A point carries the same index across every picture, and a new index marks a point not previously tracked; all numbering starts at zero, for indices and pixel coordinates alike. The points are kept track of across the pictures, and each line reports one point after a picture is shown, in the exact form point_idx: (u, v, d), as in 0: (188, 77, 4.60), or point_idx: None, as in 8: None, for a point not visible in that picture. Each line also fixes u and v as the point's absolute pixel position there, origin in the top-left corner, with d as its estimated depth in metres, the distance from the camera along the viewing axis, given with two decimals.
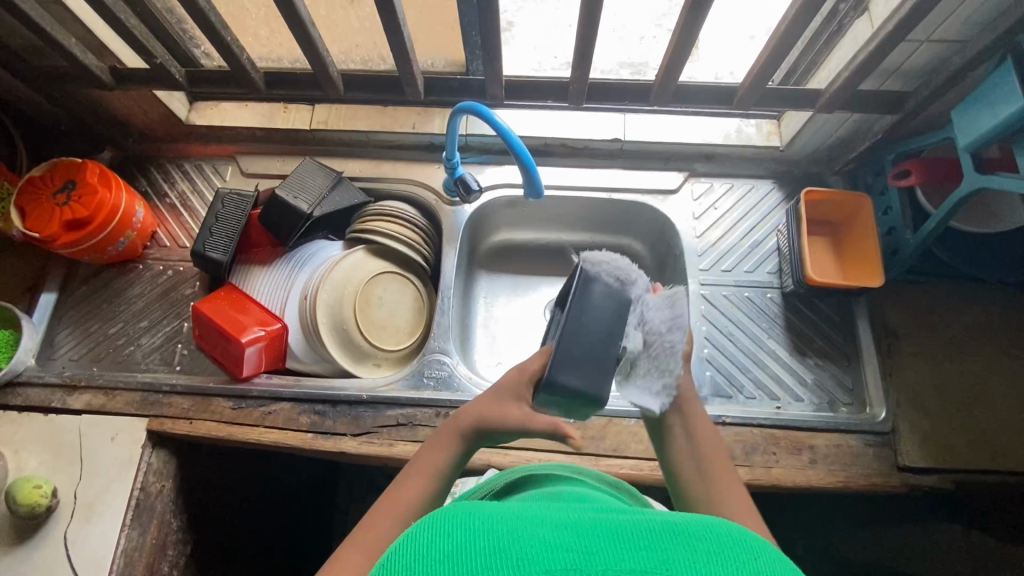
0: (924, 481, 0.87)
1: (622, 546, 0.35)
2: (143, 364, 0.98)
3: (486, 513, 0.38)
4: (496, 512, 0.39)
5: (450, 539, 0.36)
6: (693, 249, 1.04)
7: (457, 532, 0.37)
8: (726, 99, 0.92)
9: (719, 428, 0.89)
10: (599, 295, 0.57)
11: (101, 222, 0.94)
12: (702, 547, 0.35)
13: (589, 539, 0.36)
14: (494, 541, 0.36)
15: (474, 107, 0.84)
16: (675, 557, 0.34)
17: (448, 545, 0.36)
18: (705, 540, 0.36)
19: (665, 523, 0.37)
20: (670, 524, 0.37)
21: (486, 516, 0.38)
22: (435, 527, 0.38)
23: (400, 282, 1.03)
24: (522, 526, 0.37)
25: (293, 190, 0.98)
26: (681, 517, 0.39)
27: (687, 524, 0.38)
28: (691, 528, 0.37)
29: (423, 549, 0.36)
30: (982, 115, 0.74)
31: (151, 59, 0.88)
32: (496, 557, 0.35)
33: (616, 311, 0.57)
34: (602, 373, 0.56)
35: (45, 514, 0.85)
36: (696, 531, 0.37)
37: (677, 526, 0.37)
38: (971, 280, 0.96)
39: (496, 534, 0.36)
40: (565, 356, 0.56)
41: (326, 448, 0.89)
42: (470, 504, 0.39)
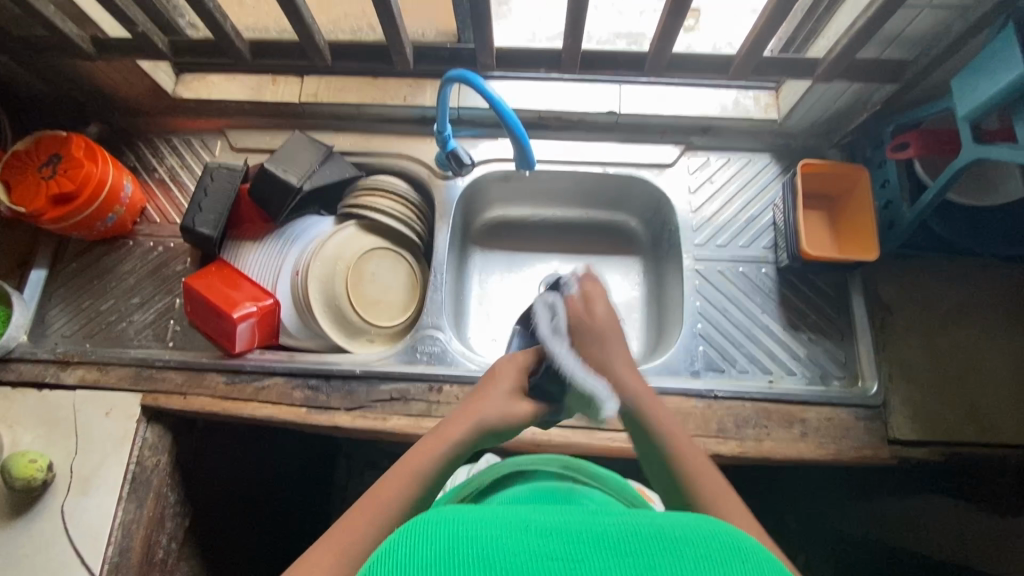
0: (914, 453, 0.87)
1: (613, 553, 0.34)
2: (136, 339, 0.98)
3: (472, 519, 0.37)
4: (477, 518, 0.37)
5: (431, 544, 0.34)
6: (688, 224, 1.03)
7: (441, 537, 0.35)
8: (723, 69, 0.89)
9: (711, 402, 0.90)
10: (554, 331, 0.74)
11: (88, 196, 0.93)
12: (693, 552, 0.34)
13: (579, 546, 0.35)
14: (479, 548, 0.34)
15: (464, 77, 0.82)
16: (670, 565, 0.33)
17: (429, 549, 0.34)
18: (701, 544, 0.35)
19: (657, 529, 0.36)
20: (662, 531, 0.36)
21: (468, 522, 0.36)
22: (418, 532, 0.36)
23: (393, 258, 1.03)
24: (506, 533, 0.36)
25: (283, 164, 0.97)
26: (672, 521, 0.38)
27: (681, 530, 0.36)
28: (684, 533, 0.36)
29: (404, 556, 0.34)
30: (983, 83, 0.72)
31: (132, 28, 0.85)
32: (480, 566, 0.33)
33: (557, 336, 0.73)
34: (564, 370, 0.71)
35: (41, 487, 0.86)
36: (691, 535, 0.36)
37: (669, 531, 0.36)
38: (967, 254, 0.96)
39: (483, 541, 0.35)
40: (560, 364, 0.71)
41: (320, 422, 0.90)
42: (457, 511, 0.38)
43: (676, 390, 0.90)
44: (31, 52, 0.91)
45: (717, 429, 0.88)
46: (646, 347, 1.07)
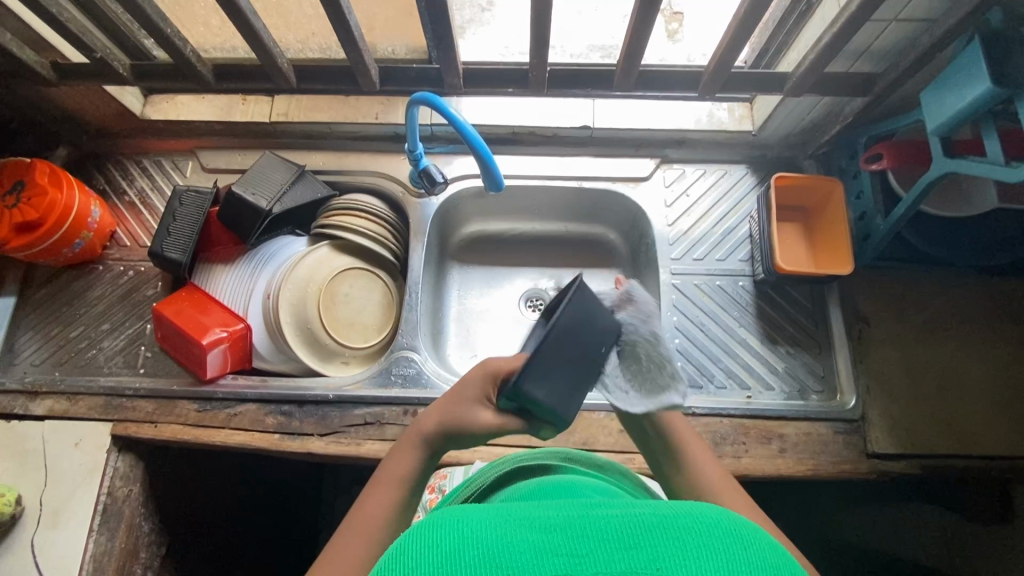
0: (892, 467, 0.86)
1: (610, 546, 0.32)
2: (106, 367, 0.96)
3: (460, 518, 0.35)
4: (469, 514, 0.35)
5: (419, 549, 0.33)
6: (664, 239, 1.03)
7: (428, 541, 0.33)
8: (693, 84, 0.89)
9: (689, 419, 0.89)
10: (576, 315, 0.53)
11: (52, 224, 0.91)
12: (699, 543, 0.32)
13: (574, 538, 0.33)
14: (469, 548, 0.32)
15: (428, 99, 0.82)
16: (666, 555, 0.31)
17: (416, 554, 0.32)
18: (697, 532, 0.33)
19: (655, 516, 0.34)
20: (661, 517, 0.34)
21: (457, 521, 0.35)
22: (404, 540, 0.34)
23: (366, 278, 1.02)
24: (497, 528, 0.34)
25: (252, 186, 0.95)
26: (670, 506, 0.36)
27: (681, 516, 0.34)
28: (682, 519, 0.34)
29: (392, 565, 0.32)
30: (951, 98, 0.72)
31: (91, 54, 0.84)
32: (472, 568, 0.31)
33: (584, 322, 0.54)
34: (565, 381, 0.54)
35: (9, 522, 0.84)
36: (687, 522, 0.33)
37: (666, 517, 0.34)
38: (944, 263, 0.95)
39: (471, 542, 0.33)
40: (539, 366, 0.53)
41: (293, 448, 0.88)
42: (443, 511, 0.35)
43: None
44: None
45: None
46: None
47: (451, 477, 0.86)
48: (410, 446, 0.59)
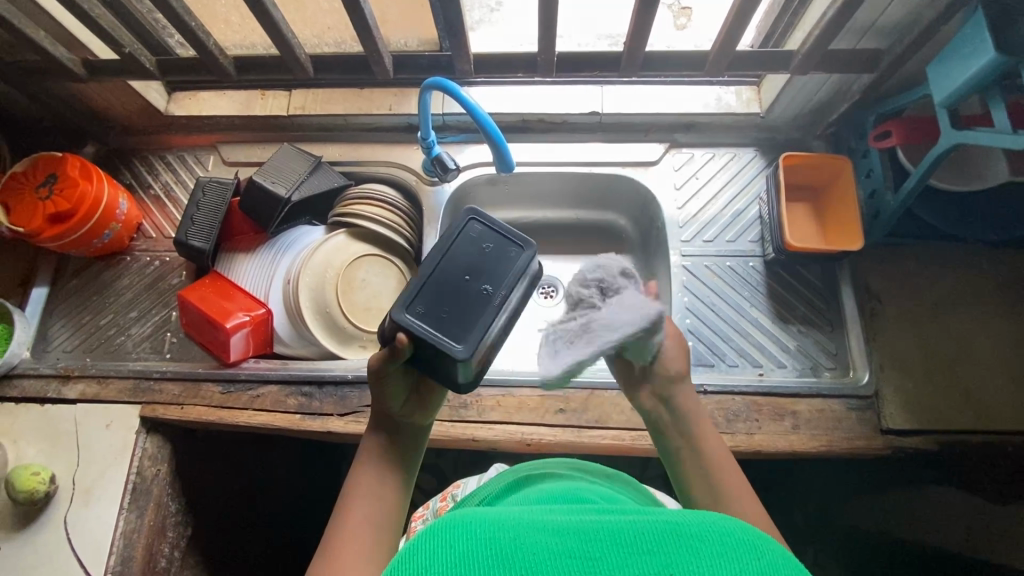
0: (908, 443, 0.86)
1: (624, 552, 0.38)
2: (134, 352, 1.00)
3: (485, 523, 0.41)
4: (493, 521, 0.41)
5: (450, 549, 0.39)
6: (674, 221, 1.04)
7: (459, 542, 0.39)
8: (699, 65, 0.90)
9: (701, 397, 0.89)
10: (457, 278, 0.60)
11: (83, 215, 0.95)
12: (708, 550, 0.38)
13: (592, 544, 0.38)
14: (495, 551, 0.38)
15: (441, 84, 0.85)
16: (677, 559, 0.37)
17: (451, 555, 0.38)
18: (708, 541, 0.38)
19: (666, 525, 0.40)
20: (673, 525, 0.40)
21: (483, 525, 0.41)
22: (436, 538, 0.40)
23: (382, 264, 1.04)
24: (523, 534, 0.40)
25: (272, 176, 0.98)
26: (680, 514, 0.41)
27: (688, 524, 0.40)
28: (690, 527, 0.39)
29: (425, 561, 0.38)
30: (956, 70, 0.73)
31: (120, 49, 0.88)
32: (499, 566, 0.37)
33: (469, 279, 0.60)
34: (455, 297, 0.59)
35: (44, 499, 0.87)
36: (697, 530, 0.39)
37: (678, 526, 0.40)
38: (954, 241, 0.95)
39: (497, 545, 0.39)
40: (443, 281, 0.59)
41: (314, 428, 0.91)
42: (470, 517, 0.42)
43: None
44: (26, 78, 0.94)
45: (708, 423, 0.87)
46: None
47: (464, 486, 0.88)
48: (367, 435, 0.62)
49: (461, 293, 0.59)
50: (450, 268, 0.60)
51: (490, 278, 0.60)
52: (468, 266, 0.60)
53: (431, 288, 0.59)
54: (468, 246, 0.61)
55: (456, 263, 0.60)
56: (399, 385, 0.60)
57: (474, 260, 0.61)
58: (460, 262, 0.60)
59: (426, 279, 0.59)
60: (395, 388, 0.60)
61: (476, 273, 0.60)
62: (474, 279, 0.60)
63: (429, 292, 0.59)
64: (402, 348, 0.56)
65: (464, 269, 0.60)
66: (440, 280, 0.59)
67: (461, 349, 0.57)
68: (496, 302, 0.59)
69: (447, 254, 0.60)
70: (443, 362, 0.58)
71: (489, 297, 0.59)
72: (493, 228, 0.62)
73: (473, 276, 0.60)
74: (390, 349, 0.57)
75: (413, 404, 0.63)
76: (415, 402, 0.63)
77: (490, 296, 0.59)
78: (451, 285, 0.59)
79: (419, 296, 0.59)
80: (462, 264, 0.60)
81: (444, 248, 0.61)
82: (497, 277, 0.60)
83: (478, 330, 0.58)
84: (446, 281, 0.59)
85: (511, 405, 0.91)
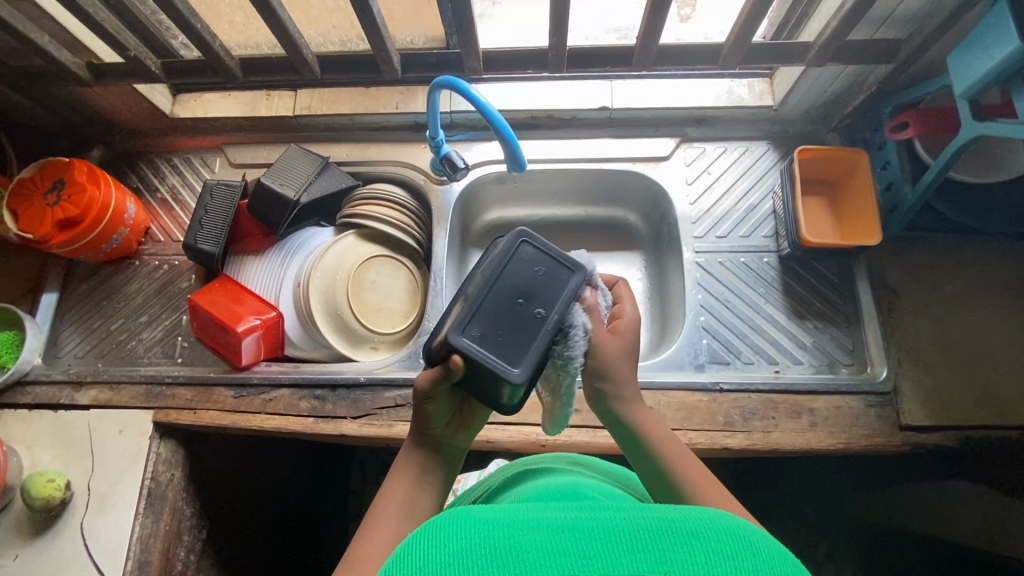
0: (928, 439, 0.85)
1: (618, 550, 0.37)
2: (146, 357, 0.99)
3: (477, 521, 0.40)
4: (486, 519, 0.41)
5: (444, 549, 0.38)
6: (686, 217, 1.02)
7: (452, 542, 0.38)
8: (712, 58, 0.89)
9: (717, 395, 0.88)
10: (512, 298, 0.55)
11: (92, 220, 0.95)
12: (704, 547, 0.37)
13: (586, 541, 0.37)
14: (488, 549, 0.37)
15: (450, 83, 0.83)
16: (674, 557, 0.36)
17: (444, 555, 0.38)
18: (704, 538, 0.38)
19: (662, 522, 0.39)
20: (668, 523, 0.39)
21: (477, 524, 0.40)
22: (429, 539, 0.39)
23: (392, 265, 1.03)
24: (516, 532, 0.39)
25: (280, 177, 0.98)
26: (675, 510, 0.40)
27: (683, 520, 0.39)
28: (686, 524, 0.39)
29: (418, 561, 0.38)
30: (978, 59, 0.71)
31: (125, 52, 0.87)
32: (492, 566, 0.36)
33: (523, 299, 0.55)
34: (513, 319, 0.54)
35: (60, 506, 0.87)
36: (692, 526, 0.38)
37: (673, 523, 0.39)
38: (971, 234, 0.94)
39: (490, 544, 0.38)
40: (498, 302, 0.55)
41: (327, 431, 0.90)
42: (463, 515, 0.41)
43: (680, 385, 0.89)
44: (31, 82, 0.93)
45: (724, 422, 0.86)
46: (652, 342, 1.06)
47: (464, 481, 0.90)
48: (405, 454, 0.62)
49: (517, 315, 0.54)
50: (505, 289, 0.55)
51: (549, 299, 0.55)
52: (523, 286, 0.55)
53: (484, 312, 0.55)
54: (521, 268, 0.56)
55: (512, 283, 0.55)
56: (443, 408, 0.59)
57: (528, 282, 0.56)
58: (515, 280, 0.56)
59: (478, 302, 0.55)
60: (441, 411, 0.59)
61: (532, 293, 0.55)
62: (529, 298, 0.55)
63: (484, 314, 0.55)
64: (454, 369, 0.53)
65: (520, 290, 0.55)
66: (492, 303, 0.55)
67: (517, 373, 0.53)
68: (553, 324, 0.54)
69: (501, 273, 0.56)
70: (499, 384, 0.54)
71: (546, 318, 0.55)
72: (544, 249, 0.57)
73: (530, 297, 0.55)
74: (441, 369, 0.55)
75: (454, 426, 0.62)
76: (457, 425, 0.63)
77: (545, 319, 0.54)
78: (506, 306, 0.55)
79: (473, 319, 0.54)
80: (518, 284, 0.55)
81: (495, 271, 0.56)
82: (551, 299, 0.55)
83: (535, 354, 0.53)
84: (502, 303, 0.55)
85: (525, 406, 0.90)
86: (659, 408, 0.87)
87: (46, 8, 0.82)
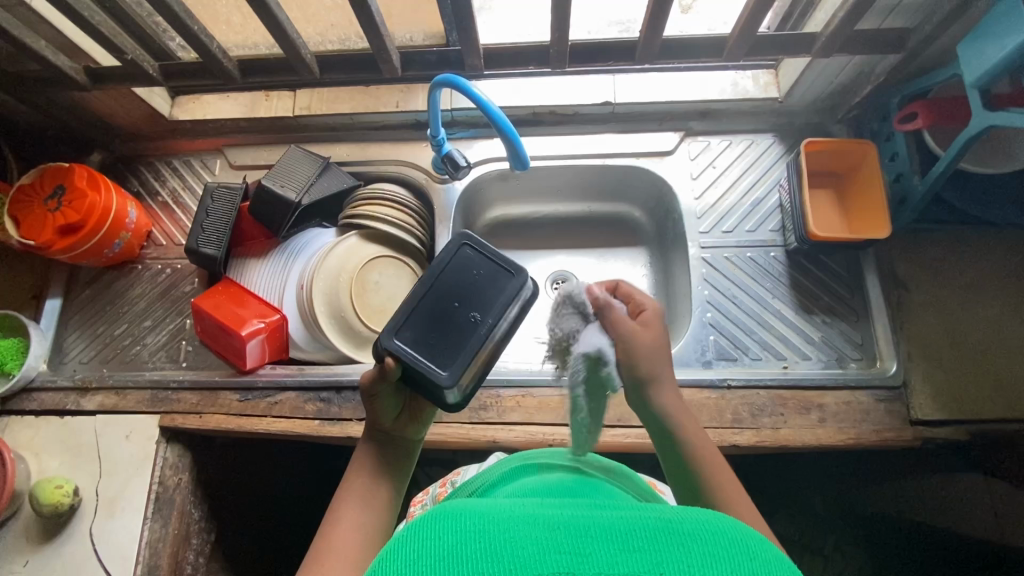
0: (939, 433, 0.84)
1: (615, 548, 0.36)
2: (150, 362, 0.99)
3: (473, 514, 0.39)
4: (482, 513, 0.40)
5: (438, 541, 0.37)
6: (692, 212, 1.01)
7: (446, 534, 0.38)
8: (717, 51, 0.87)
9: (725, 392, 0.88)
10: (446, 304, 0.62)
11: (93, 225, 0.94)
12: (701, 548, 0.36)
13: (582, 539, 0.37)
14: (482, 544, 0.37)
15: (451, 80, 0.82)
16: (669, 557, 0.35)
17: (438, 547, 0.37)
18: (702, 539, 0.37)
19: (660, 522, 0.38)
20: (667, 523, 0.38)
21: (473, 517, 0.39)
22: (423, 530, 0.39)
23: (395, 266, 1.03)
24: (512, 526, 0.38)
25: (281, 179, 0.97)
26: (675, 511, 0.40)
27: (682, 521, 0.38)
28: (685, 525, 0.38)
29: (411, 553, 0.37)
30: (990, 47, 0.69)
31: (122, 56, 0.86)
32: (485, 560, 0.36)
33: (456, 305, 0.62)
34: (445, 325, 0.61)
35: (69, 512, 0.88)
36: (692, 528, 0.37)
37: (673, 524, 0.38)
38: (980, 225, 0.92)
39: (485, 537, 0.37)
40: (434, 307, 0.62)
41: (334, 434, 0.90)
42: (458, 507, 0.40)
43: (688, 382, 0.88)
44: (29, 87, 0.92)
45: (733, 419, 0.86)
46: None
47: (463, 472, 0.88)
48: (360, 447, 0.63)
49: (450, 319, 0.61)
50: (442, 296, 0.62)
51: (479, 305, 0.62)
52: (458, 292, 0.63)
53: (421, 314, 0.61)
54: (460, 273, 0.64)
55: (448, 290, 0.63)
56: (387, 400, 0.61)
57: (463, 287, 0.63)
58: (450, 287, 0.63)
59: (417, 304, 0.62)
60: (383, 403, 0.61)
61: (467, 300, 0.62)
62: (462, 305, 0.62)
63: (420, 318, 0.61)
64: (389, 372, 0.59)
65: (454, 297, 0.62)
66: (429, 305, 0.62)
67: (445, 375, 0.59)
68: (478, 329, 0.61)
69: (438, 281, 0.63)
70: (431, 387, 0.60)
71: (478, 325, 0.61)
72: (481, 257, 0.64)
73: (462, 301, 0.62)
74: (379, 369, 0.60)
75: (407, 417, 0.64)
76: (408, 418, 0.64)
77: (477, 321, 0.61)
78: (441, 311, 0.62)
79: (409, 322, 0.61)
80: (454, 292, 0.63)
81: (435, 275, 0.63)
82: (484, 303, 0.62)
83: (463, 358, 0.60)
84: (438, 308, 0.62)
85: (532, 406, 0.90)
86: None
87: (42, 13, 0.81)
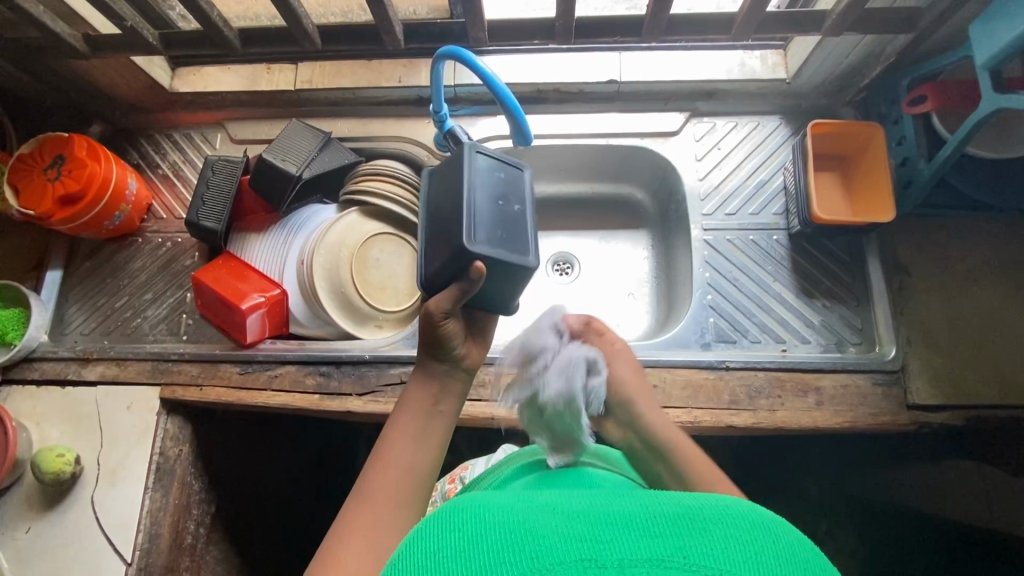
0: (934, 418, 0.85)
1: (637, 532, 0.35)
2: (151, 334, 1.00)
3: (493, 507, 0.40)
4: (501, 505, 0.40)
5: (459, 532, 0.38)
6: (695, 194, 1.01)
7: (466, 527, 0.38)
8: (725, 28, 0.86)
9: (723, 373, 0.88)
10: (495, 205, 0.61)
11: (93, 196, 0.94)
12: (723, 531, 0.36)
13: (603, 526, 0.36)
14: (501, 534, 0.37)
15: (456, 53, 0.81)
16: (692, 542, 0.35)
17: (458, 539, 0.37)
18: (723, 522, 0.36)
19: (680, 508, 0.37)
20: (687, 509, 0.38)
21: (492, 510, 0.39)
22: (444, 524, 0.39)
23: (396, 242, 1.02)
24: (532, 516, 0.38)
25: (282, 152, 0.96)
26: (695, 497, 0.39)
27: (702, 507, 0.38)
28: (704, 510, 0.37)
29: (433, 546, 0.38)
30: (1003, 27, 0.68)
31: (121, 23, 0.84)
32: (507, 549, 0.35)
33: (502, 204, 0.62)
34: (506, 221, 0.61)
35: (71, 480, 0.88)
36: (711, 512, 0.37)
37: (693, 509, 0.38)
38: (985, 211, 0.92)
39: (504, 527, 0.37)
40: (487, 210, 0.60)
41: (333, 408, 0.90)
42: (478, 502, 0.41)
43: (686, 362, 0.88)
44: (29, 55, 0.91)
45: (730, 400, 0.86)
46: (658, 320, 1.05)
47: (471, 467, 0.89)
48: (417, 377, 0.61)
49: (507, 215, 0.61)
50: (488, 199, 0.61)
51: (521, 201, 0.63)
52: (497, 190, 0.62)
53: (482, 218, 0.60)
54: (485, 176, 0.62)
55: (489, 192, 0.61)
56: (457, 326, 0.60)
57: (497, 185, 0.63)
58: (489, 190, 0.62)
59: (473, 209, 0.59)
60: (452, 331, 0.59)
61: (509, 195, 0.63)
62: (507, 200, 0.62)
63: (484, 220, 0.59)
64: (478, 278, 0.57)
65: (496, 196, 0.62)
66: (480, 207, 0.60)
67: (531, 258, 0.61)
68: (531, 213, 0.63)
69: (477, 186, 0.61)
70: (517, 279, 0.61)
71: (528, 210, 0.63)
72: (494, 158, 0.64)
73: (505, 198, 0.62)
74: (459, 286, 0.58)
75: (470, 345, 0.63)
76: (470, 342, 0.63)
77: (526, 213, 0.63)
78: (496, 210, 0.61)
79: (479, 225, 0.59)
80: (495, 194, 0.62)
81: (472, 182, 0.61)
82: (519, 194, 0.64)
83: (535, 241, 0.62)
84: (492, 210, 0.61)
85: None
86: (665, 386, 0.87)
87: None
